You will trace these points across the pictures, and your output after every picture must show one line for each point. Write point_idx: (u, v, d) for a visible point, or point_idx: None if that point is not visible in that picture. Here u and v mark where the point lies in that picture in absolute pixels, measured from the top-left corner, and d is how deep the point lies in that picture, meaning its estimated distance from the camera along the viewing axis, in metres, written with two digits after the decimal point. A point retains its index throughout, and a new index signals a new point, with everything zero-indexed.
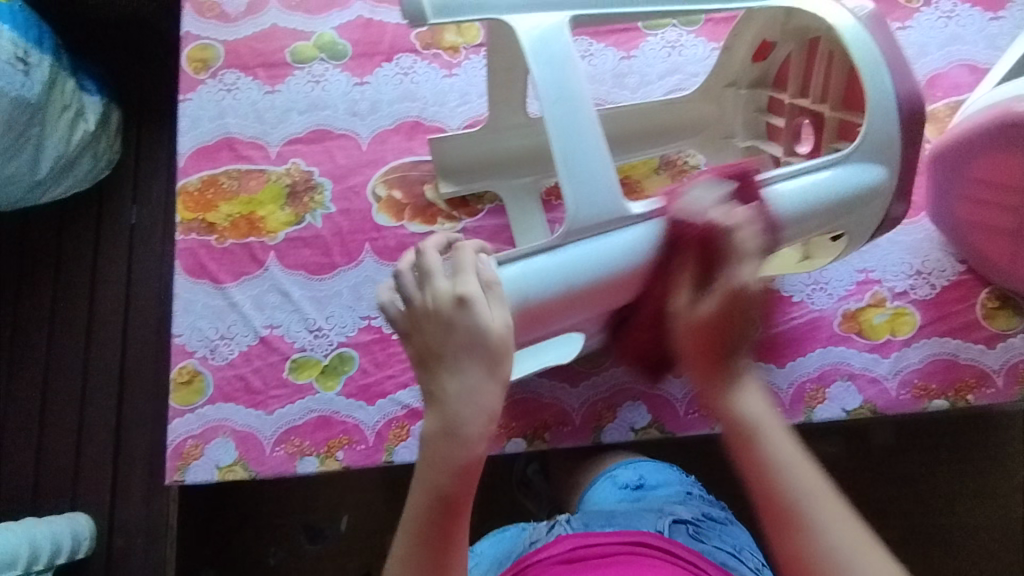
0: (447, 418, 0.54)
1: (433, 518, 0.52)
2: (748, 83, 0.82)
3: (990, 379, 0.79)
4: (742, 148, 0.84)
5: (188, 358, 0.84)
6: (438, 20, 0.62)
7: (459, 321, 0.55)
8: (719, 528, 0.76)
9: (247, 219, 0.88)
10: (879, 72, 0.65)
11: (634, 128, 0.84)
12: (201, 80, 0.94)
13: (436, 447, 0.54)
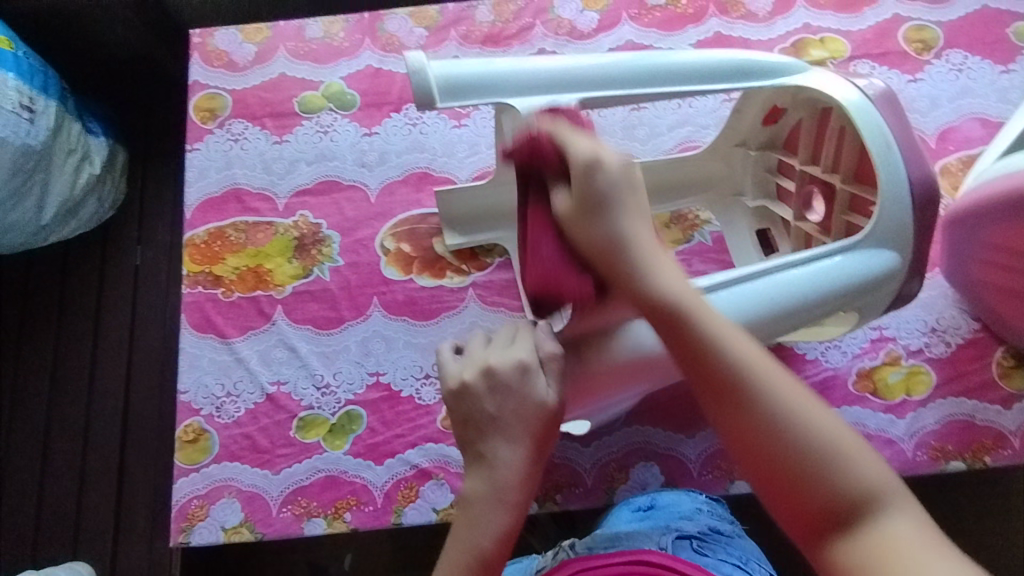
0: (492, 485, 0.56)
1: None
2: (757, 144, 0.82)
3: (1007, 441, 0.78)
4: (751, 207, 0.85)
5: (194, 416, 0.83)
6: (447, 103, 0.63)
7: (516, 391, 0.57)
8: (725, 539, 0.70)
9: (255, 272, 0.88)
10: (890, 154, 0.65)
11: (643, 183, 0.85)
12: (209, 130, 0.94)
13: (479, 512, 0.55)
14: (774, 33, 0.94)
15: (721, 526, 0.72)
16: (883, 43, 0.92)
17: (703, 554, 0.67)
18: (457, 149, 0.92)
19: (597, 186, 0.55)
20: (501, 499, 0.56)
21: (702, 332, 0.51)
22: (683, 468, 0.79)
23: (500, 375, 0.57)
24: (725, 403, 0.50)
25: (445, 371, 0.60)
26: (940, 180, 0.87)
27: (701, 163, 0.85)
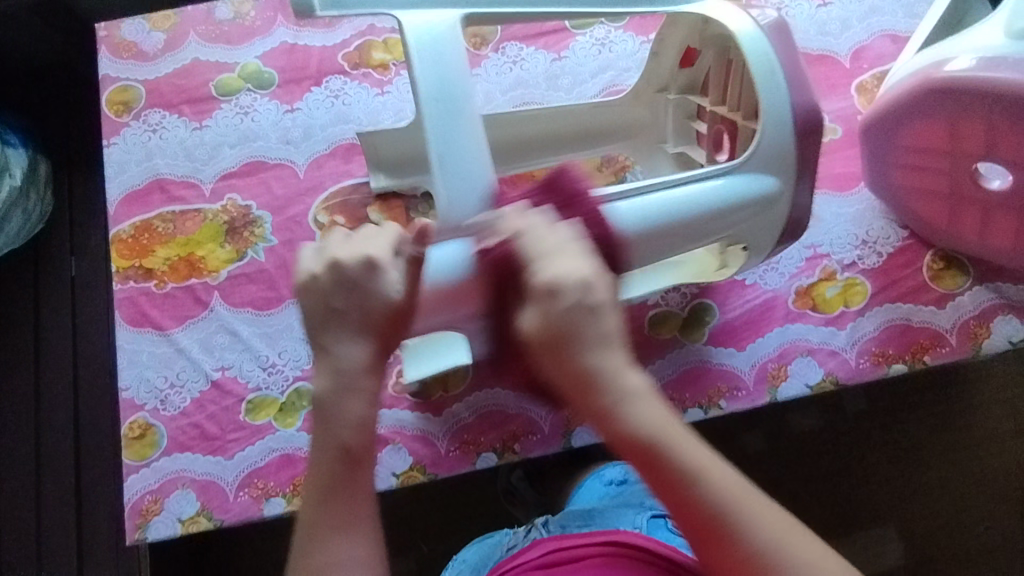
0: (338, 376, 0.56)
1: (338, 469, 0.54)
2: (678, 88, 0.82)
3: (944, 339, 0.80)
4: (671, 153, 0.84)
5: (138, 412, 0.80)
6: (325, 11, 0.62)
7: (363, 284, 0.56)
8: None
9: (187, 261, 0.86)
10: (774, 81, 0.66)
11: (557, 129, 0.84)
12: (125, 123, 0.91)
13: (335, 403, 0.55)
14: None
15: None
16: None
17: (675, 531, 0.71)
18: (381, 117, 0.91)
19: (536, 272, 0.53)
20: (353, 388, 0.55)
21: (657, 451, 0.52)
22: None
23: (348, 269, 0.56)
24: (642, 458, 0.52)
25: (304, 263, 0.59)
26: (858, 98, 0.89)
27: (624, 108, 0.85)
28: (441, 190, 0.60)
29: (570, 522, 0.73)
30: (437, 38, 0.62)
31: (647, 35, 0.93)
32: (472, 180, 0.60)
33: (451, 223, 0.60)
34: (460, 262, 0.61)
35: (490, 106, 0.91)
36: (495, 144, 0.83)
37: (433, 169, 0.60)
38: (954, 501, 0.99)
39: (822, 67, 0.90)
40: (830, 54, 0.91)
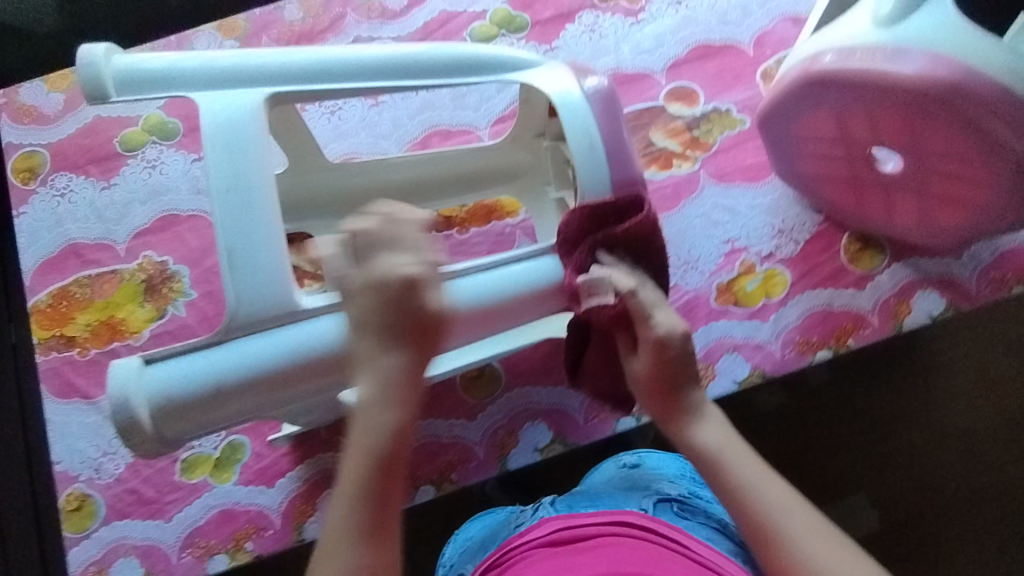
0: (399, 390, 0.55)
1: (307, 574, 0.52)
2: (550, 136, 0.78)
3: (866, 321, 0.80)
4: (553, 200, 0.81)
5: (74, 484, 0.80)
6: (122, 96, 0.57)
7: (383, 297, 0.54)
8: (709, 501, 0.67)
9: (108, 324, 0.85)
10: (593, 158, 0.62)
11: (431, 176, 0.82)
12: (32, 190, 0.90)
13: (374, 415, 0.55)
14: None
15: (705, 490, 0.69)
16: None
17: (684, 517, 0.63)
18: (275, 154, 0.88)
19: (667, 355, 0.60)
20: (407, 398, 0.55)
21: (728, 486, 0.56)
22: (569, 420, 0.80)
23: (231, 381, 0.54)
24: (680, 426, 0.60)
25: (119, 382, 0.54)
26: (763, 86, 0.89)
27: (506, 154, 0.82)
28: (229, 287, 0.56)
29: (577, 502, 0.65)
30: (235, 127, 0.57)
31: (549, 43, 0.91)
32: (267, 272, 0.56)
33: (242, 320, 0.56)
34: (258, 353, 0.56)
35: (399, 133, 0.90)
36: (361, 190, 0.81)
37: (223, 266, 0.56)
38: (952, 481, 0.84)
39: (726, 57, 0.90)
40: (734, 43, 0.90)
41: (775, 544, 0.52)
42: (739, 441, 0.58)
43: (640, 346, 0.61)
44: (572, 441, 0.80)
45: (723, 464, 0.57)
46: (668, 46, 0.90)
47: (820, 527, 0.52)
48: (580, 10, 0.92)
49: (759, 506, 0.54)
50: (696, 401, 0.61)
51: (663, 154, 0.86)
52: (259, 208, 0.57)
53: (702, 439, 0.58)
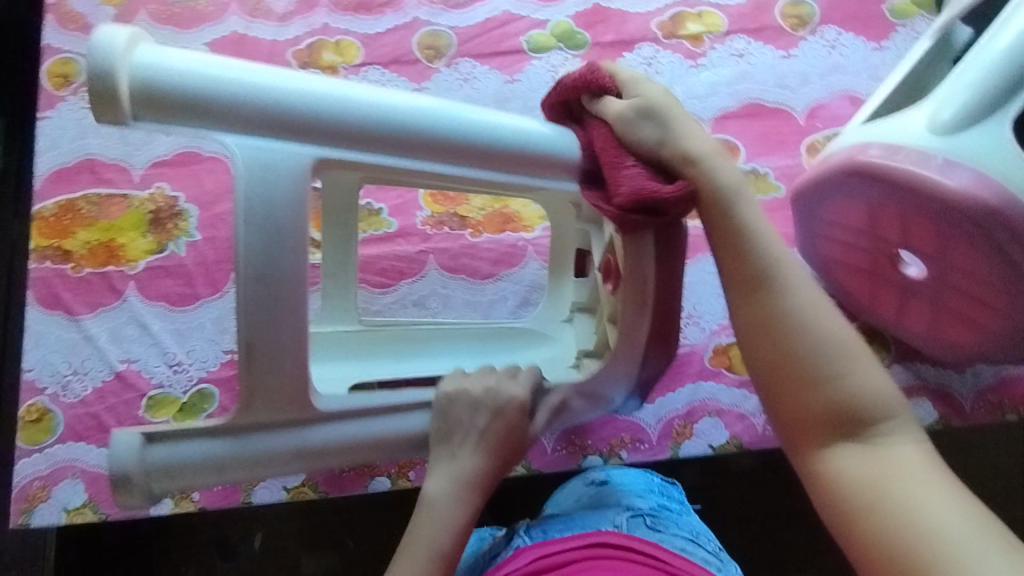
0: (464, 494, 0.59)
1: None
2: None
3: None
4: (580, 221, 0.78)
5: (37, 395, 0.80)
6: (138, 119, 0.45)
7: (487, 400, 0.61)
8: (675, 516, 0.71)
9: (106, 247, 0.84)
10: None
11: None
12: (62, 97, 0.89)
13: (440, 511, 0.58)
14: (651, 5, 0.93)
15: (671, 505, 0.73)
16: (759, 17, 0.92)
17: (657, 530, 0.66)
18: None
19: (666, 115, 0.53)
20: (472, 497, 0.59)
21: (769, 276, 0.51)
22: (538, 445, 0.79)
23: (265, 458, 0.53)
24: (706, 209, 0.53)
25: (117, 463, 0.50)
26: (806, 157, 0.87)
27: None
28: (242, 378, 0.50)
29: (551, 526, 0.68)
30: (270, 164, 0.47)
31: None
32: (286, 365, 0.51)
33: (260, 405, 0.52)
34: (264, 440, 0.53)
35: None
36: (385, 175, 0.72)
37: (240, 357, 0.50)
38: None
39: (775, 121, 0.89)
40: (786, 108, 0.89)
41: (808, 346, 0.49)
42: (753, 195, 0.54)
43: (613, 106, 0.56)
44: (536, 466, 0.79)
45: (766, 265, 0.51)
46: (720, 96, 0.89)
47: (837, 321, 0.51)
48: (641, 41, 0.91)
49: (789, 310, 0.50)
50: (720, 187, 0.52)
51: None
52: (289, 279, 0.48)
53: (739, 232, 0.52)
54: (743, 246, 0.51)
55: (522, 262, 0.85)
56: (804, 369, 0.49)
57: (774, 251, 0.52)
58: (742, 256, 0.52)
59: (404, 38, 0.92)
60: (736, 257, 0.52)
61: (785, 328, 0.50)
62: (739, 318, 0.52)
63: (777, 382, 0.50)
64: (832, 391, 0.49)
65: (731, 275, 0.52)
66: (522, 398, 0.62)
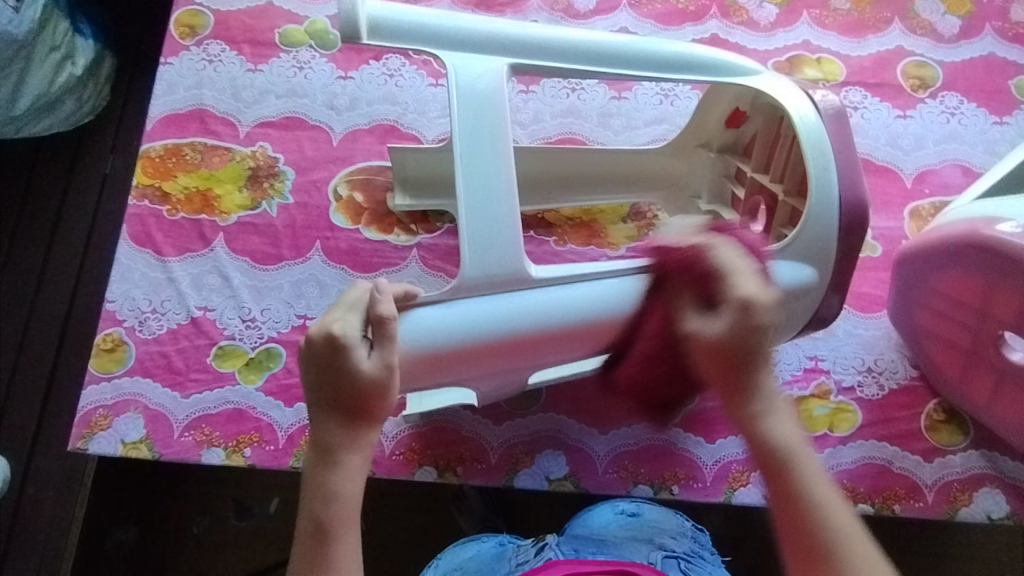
0: (331, 459, 0.57)
1: (306, 544, 0.54)
2: (719, 146, 0.82)
3: (921, 493, 0.76)
4: (703, 211, 0.84)
5: (115, 327, 0.82)
6: (371, 41, 0.64)
7: (326, 369, 0.57)
8: (706, 568, 0.75)
9: (203, 196, 0.87)
10: (825, 173, 0.66)
11: (577, 173, 0.84)
12: (186, 46, 0.92)
13: (346, 457, 0.57)
14: (772, 44, 0.92)
15: (703, 554, 0.76)
16: (880, 73, 0.91)
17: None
18: (428, 95, 0.92)
19: (745, 341, 0.56)
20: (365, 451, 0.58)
21: (802, 479, 0.53)
22: (589, 464, 0.78)
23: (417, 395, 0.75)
24: (773, 474, 0.55)
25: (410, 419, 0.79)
26: (908, 222, 0.85)
27: (662, 158, 0.85)
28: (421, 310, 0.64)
29: (583, 547, 0.73)
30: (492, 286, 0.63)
31: None
32: (498, 249, 0.63)
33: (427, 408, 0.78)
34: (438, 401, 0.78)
35: (535, 127, 0.89)
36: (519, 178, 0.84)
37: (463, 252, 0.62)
38: None
39: (881, 179, 0.87)
40: (894, 168, 0.87)
41: (821, 559, 0.51)
42: (792, 414, 0.57)
43: (717, 311, 0.57)
44: (584, 485, 0.78)
45: (793, 463, 0.54)
46: None
47: (849, 511, 0.53)
48: None
49: (819, 519, 0.52)
50: (757, 381, 0.57)
51: None
52: (506, 247, 0.63)
53: (800, 485, 0.53)
54: (810, 510, 0.52)
55: None
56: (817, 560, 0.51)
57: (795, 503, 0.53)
58: (788, 470, 0.54)
59: None
60: (785, 494, 0.53)
61: (812, 551, 0.51)
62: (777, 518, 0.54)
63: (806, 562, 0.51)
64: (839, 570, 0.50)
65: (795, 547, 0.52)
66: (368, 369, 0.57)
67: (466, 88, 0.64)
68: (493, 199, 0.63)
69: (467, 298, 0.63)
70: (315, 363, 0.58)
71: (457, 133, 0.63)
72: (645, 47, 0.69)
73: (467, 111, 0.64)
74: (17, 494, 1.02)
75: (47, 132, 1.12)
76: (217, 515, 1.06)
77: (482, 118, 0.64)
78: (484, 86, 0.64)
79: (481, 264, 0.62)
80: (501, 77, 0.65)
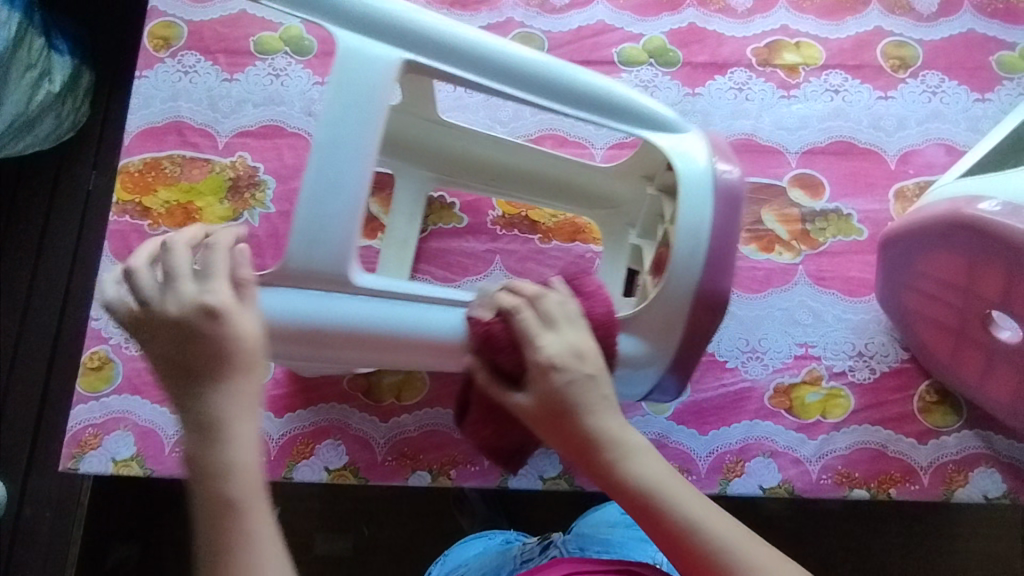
0: (198, 421, 0.50)
1: (209, 516, 0.48)
2: (658, 183, 0.75)
3: (916, 476, 0.75)
4: (631, 245, 0.80)
5: (101, 344, 0.81)
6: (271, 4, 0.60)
7: (179, 332, 0.51)
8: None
9: (184, 209, 0.86)
10: (694, 232, 0.65)
11: (486, 157, 0.80)
12: (160, 59, 0.91)
13: (237, 431, 0.50)
14: (750, 30, 0.91)
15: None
16: (860, 55, 0.90)
17: None
18: None
19: (578, 401, 0.52)
20: (254, 410, 0.52)
21: (677, 508, 0.50)
22: None
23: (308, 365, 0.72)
24: (644, 515, 0.51)
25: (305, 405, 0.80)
26: (894, 203, 0.85)
27: (601, 178, 0.79)
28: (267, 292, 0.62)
29: (588, 546, 0.73)
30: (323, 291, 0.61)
31: (693, 87, 0.90)
32: (336, 242, 0.59)
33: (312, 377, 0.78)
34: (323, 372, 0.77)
35: (515, 124, 0.89)
36: (435, 149, 0.80)
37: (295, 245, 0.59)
38: None
39: (865, 162, 0.86)
40: (878, 150, 0.87)
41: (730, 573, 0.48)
42: (668, 464, 0.53)
43: (530, 383, 0.54)
44: (579, 483, 0.77)
45: (660, 497, 0.51)
46: (811, 131, 0.87)
47: (731, 520, 0.51)
48: (734, 66, 0.90)
49: (713, 537, 0.49)
50: (623, 438, 0.53)
51: (768, 236, 0.83)
52: (342, 248, 0.59)
53: (681, 513, 0.50)
54: (667, 517, 0.50)
55: None
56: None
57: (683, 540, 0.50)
58: (658, 509, 0.51)
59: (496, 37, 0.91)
60: (660, 526, 0.51)
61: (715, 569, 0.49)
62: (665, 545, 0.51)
63: None
64: None
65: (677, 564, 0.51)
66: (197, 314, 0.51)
67: (348, 59, 0.59)
68: (336, 200, 0.59)
69: (292, 291, 0.60)
70: (155, 328, 0.52)
71: (327, 97, 0.59)
72: (577, 74, 0.66)
73: (347, 85, 0.59)
74: (15, 515, 1.02)
75: (26, 150, 1.10)
76: None
77: (353, 112, 0.59)
78: (367, 77, 0.59)
79: (309, 259, 0.59)
80: (387, 74, 0.60)
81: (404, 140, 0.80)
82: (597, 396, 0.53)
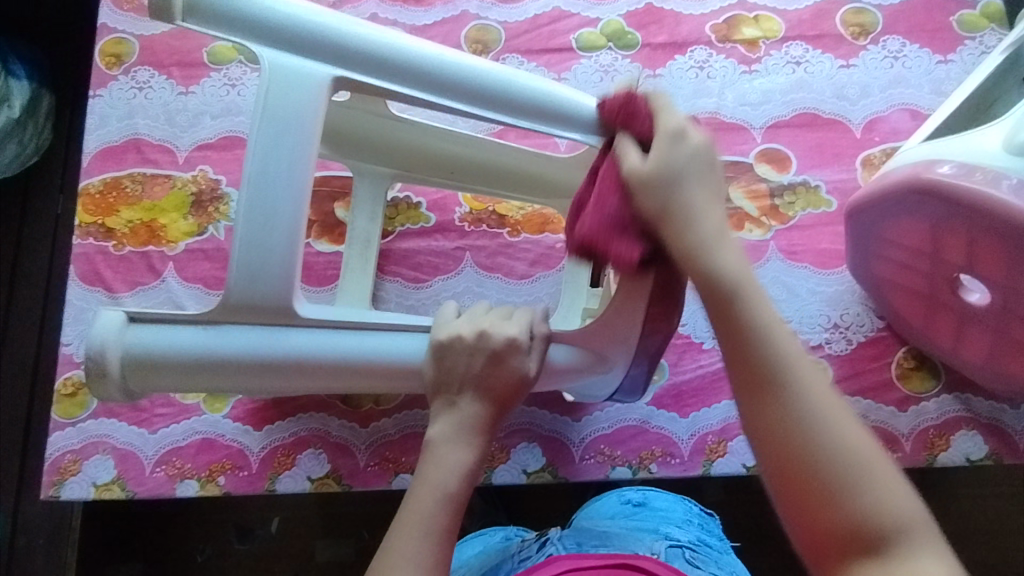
0: (470, 438, 0.58)
1: (445, 519, 0.53)
2: None
3: (898, 443, 0.75)
4: None
5: (74, 370, 0.81)
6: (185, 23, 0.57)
7: (481, 353, 0.60)
8: (715, 554, 0.70)
9: (148, 227, 0.85)
10: None
11: (433, 155, 0.78)
12: (113, 76, 0.90)
13: (443, 452, 0.57)
14: (707, 7, 0.90)
15: (710, 541, 0.73)
16: (819, 24, 0.89)
17: (695, 564, 0.66)
18: None
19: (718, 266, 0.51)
20: (477, 443, 0.58)
21: (787, 394, 0.46)
22: (565, 453, 0.78)
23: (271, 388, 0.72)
24: (754, 389, 0.47)
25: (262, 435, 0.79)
26: (861, 172, 0.84)
27: (567, 175, 0.77)
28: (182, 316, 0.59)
29: (586, 539, 0.69)
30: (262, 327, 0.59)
31: (654, 69, 0.89)
32: (272, 270, 0.57)
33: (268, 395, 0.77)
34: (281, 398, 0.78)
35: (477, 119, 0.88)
36: (385, 151, 0.78)
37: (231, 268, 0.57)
38: None
39: (831, 132, 0.86)
40: (842, 120, 0.86)
41: (828, 491, 0.44)
42: (789, 330, 0.49)
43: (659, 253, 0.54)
44: (563, 475, 0.77)
45: (779, 385, 0.47)
46: (773, 105, 0.87)
47: (852, 423, 0.46)
48: (694, 44, 0.89)
49: (817, 445, 0.45)
50: (740, 313, 0.49)
51: (738, 214, 0.83)
52: (276, 268, 0.57)
53: (793, 416, 0.46)
54: (772, 396, 0.47)
55: (559, 265, 0.84)
56: (828, 484, 0.44)
57: (771, 417, 0.46)
58: (751, 352, 0.48)
59: (452, 31, 0.90)
60: (766, 424, 0.47)
61: (813, 479, 0.45)
62: (752, 424, 0.47)
63: (801, 499, 0.45)
64: (846, 504, 0.44)
65: (735, 375, 0.48)
66: (465, 333, 0.61)
67: (276, 76, 0.57)
68: (269, 229, 0.57)
69: (231, 324, 0.59)
70: (436, 364, 0.61)
71: (253, 131, 0.57)
72: (508, 77, 0.62)
73: (273, 122, 0.57)
74: (7, 545, 1.01)
75: None
76: (214, 543, 1.05)
77: (285, 137, 0.57)
78: (295, 100, 0.57)
79: (245, 286, 0.57)
80: (318, 96, 0.58)
81: (351, 133, 0.76)
82: (731, 305, 0.49)
